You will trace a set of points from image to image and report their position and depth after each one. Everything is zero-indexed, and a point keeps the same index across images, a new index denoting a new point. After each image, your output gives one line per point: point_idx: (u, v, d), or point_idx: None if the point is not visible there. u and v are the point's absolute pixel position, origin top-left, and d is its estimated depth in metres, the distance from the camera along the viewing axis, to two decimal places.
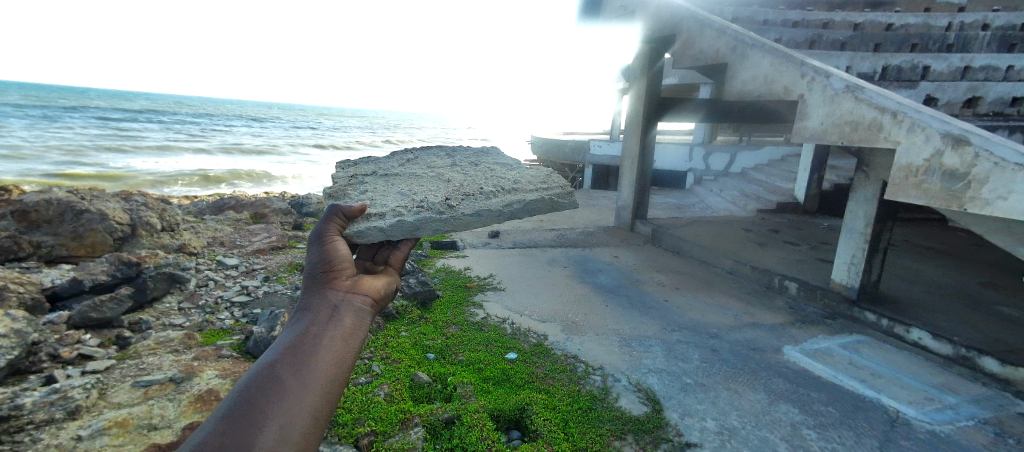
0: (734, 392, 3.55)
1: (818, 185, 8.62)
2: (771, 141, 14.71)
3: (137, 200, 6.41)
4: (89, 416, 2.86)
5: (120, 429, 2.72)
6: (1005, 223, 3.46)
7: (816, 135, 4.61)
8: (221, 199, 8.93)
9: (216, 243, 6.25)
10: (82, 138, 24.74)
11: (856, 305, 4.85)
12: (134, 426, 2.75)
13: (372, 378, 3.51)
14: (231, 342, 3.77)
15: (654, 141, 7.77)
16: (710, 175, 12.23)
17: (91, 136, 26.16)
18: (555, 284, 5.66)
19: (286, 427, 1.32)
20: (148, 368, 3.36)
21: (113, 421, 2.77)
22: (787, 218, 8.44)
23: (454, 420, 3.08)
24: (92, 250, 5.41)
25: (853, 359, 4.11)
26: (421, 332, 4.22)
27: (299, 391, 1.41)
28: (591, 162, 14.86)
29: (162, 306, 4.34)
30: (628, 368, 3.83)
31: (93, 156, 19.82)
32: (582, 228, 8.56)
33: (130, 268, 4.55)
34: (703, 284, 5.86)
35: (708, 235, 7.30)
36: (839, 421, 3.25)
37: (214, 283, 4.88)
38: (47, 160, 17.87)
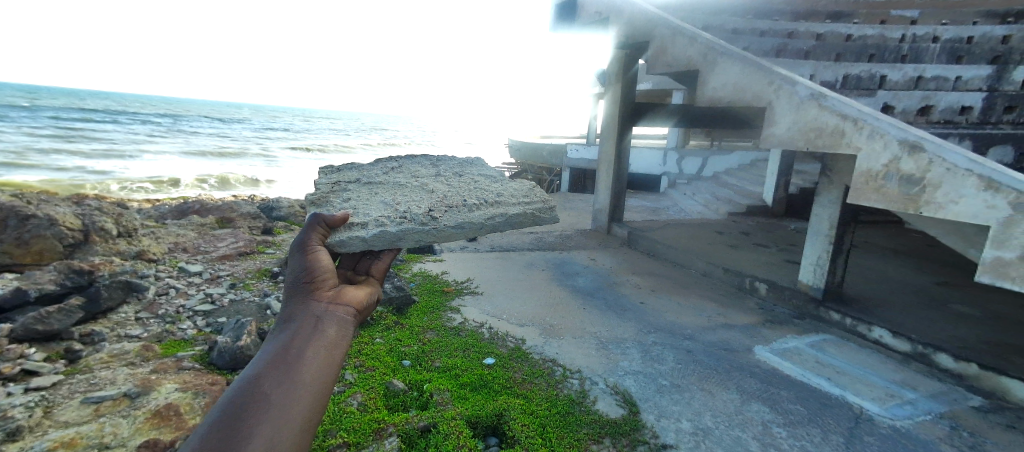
0: (707, 393, 3.60)
1: (785, 189, 8.97)
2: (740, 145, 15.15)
3: (90, 204, 6.05)
4: (32, 436, 2.66)
5: (67, 449, 2.54)
6: (957, 226, 3.63)
7: (782, 141, 4.77)
8: (185, 203, 8.55)
9: (179, 249, 5.96)
10: (30, 138, 23.37)
11: (822, 305, 5.01)
12: (83, 446, 2.58)
13: (345, 387, 3.41)
14: (192, 354, 3.59)
15: (629, 145, 7.88)
16: (682, 178, 12.49)
17: (40, 136, 24.75)
18: (533, 288, 5.63)
19: (280, 429, 1.49)
20: (100, 383, 3.15)
21: (59, 442, 2.58)
22: (757, 221, 8.68)
23: (430, 428, 3.01)
24: (38, 258, 5.05)
25: (820, 357, 4.23)
26: (396, 339, 4.12)
27: (290, 396, 1.59)
28: (567, 166, 14.97)
29: (118, 316, 4.10)
30: (605, 371, 3.83)
31: (42, 157, 18.72)
32: (560, 231, 8.59)
33: (82, 277, 4.31)
34: (678, 286, 5.95)
35: (682, 238, 7.43)
36: (808, 419, 3.33)
37: (175, 291, 4.64)
38: None
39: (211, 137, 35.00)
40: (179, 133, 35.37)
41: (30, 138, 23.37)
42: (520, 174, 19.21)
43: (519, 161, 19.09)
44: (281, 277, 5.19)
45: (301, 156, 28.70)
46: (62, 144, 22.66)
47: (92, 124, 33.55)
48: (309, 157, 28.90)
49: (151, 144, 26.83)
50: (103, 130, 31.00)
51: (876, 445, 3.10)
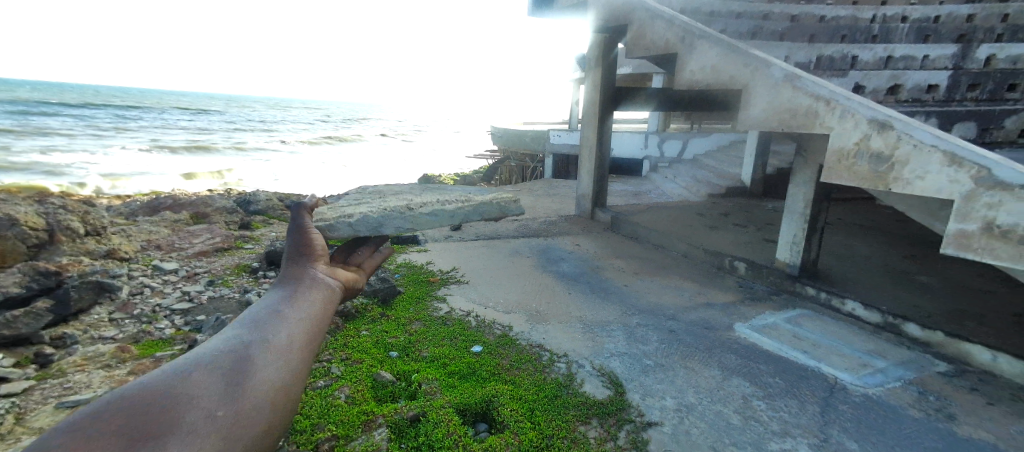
0: (690, 370, 3.69)
1: (762, 170, 9.17)
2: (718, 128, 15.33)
3: (54, 202, 5.75)
4: (5, 444, 2.56)
5: None
6: (923, 200, 3.75)
7: (759, 124, 4.85)
8: (157, 199, 8.27)
9: (153, 246, 5.79)
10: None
11: (798, 281, 5.16)
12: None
13: (331, 380, 3.36)
14: (172, 353, 3.50)
15: (610, 130, 7.88)
16: (662, 162, 12.61)
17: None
18: (518, 275, 5.64)
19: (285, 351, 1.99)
20: (74, 387, 3.06)
21: None
22: (735, 202, 8.85)
23: (420, 417, 3.01)
24: (1, 259, 4.70)
25: (797, 332, 4.36)
26: (383, 331, 4.09)
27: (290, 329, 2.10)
28: (551, 152, 14.95)
29: (91, 318, 3.95)
30: (591, 354, 3.89)
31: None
32: (543, 218, 8.59)
33: (49, 278, 4.14)
34: (659, 269, 6.04)
35: (663, 221, 7.52)
36: (786, 391, 3.45)
37: (151, 290, 4.52)
38: None
39: (182, 130, 33.81)
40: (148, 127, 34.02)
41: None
42: (503, 160, 19.27)
43: (501, 148, 18.96)
44: (262, 273, 5.09)
45: (277, 148, 27.98)
46: (20, 140, 21.54)
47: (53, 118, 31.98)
48: (285, 149, 28.20)
49: (117, 138, 25.72)
50: (64, 124, 29.55)
51: (850, 413, 3.23)
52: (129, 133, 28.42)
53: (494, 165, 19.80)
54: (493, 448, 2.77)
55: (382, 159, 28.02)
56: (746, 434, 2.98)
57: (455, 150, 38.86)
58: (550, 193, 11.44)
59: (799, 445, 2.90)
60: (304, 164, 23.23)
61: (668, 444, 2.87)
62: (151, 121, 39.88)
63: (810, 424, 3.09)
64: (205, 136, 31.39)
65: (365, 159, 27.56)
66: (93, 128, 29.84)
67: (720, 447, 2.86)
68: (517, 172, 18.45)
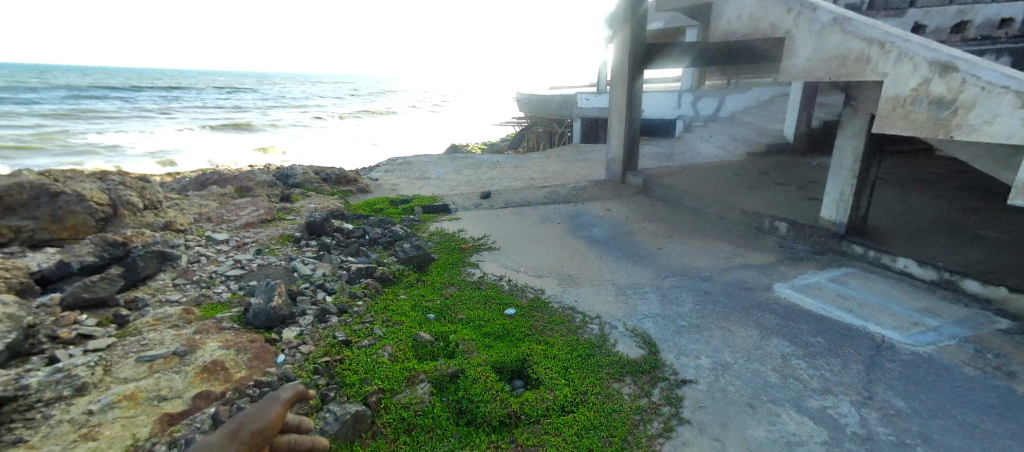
0: (726, 331, 3.69)
1: (807, 123, 8.68)
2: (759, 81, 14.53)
3: (113, 179, 6.11)
4: (97, 391, 2.89)
5: (130, 401, 2.78)
6: (987, 148, 3.50)
7: (803, 74, 4.57)
8: (202, 174, 8.65)
9: (204, 219, 6.13)
10: (40, 115, 23.44)
11: (844, 239, 4.96)
12: (144, 398, 2.81)
13: (375, 340, 3.54)
14: (231, 315, 3.79)
15: (641, 89, 7.61)
16: (698, 121, 12.14)
17: (50, 111, 24.78)
18: (549, 241, 5.69)
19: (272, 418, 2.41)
20: (150, 344, 3.37)
21: (122, 395, 2.81)
22: (776, 159, 8.48)
23: (458, 374, 3.17)
24: (74, 232, 5.05)
25: (841, 291, 4.25)
26: (420, 295, 4.25)
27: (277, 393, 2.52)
28: (578, 115, 14.57)
29: (157, 283, 4.29)
30: (624, 315, 3.94)
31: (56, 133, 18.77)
32: (572, 184, 8.47)
33: (117, 248, 4.45)
34: (694, 231, 5.92)
35: (698, 183, 7.32)
36: (828, 350, 3.41)
37: (206, 259, 4.83)
38: (8, 140, 16.93)
39: (220, 106, 34.77)
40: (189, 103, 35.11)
41: (43, 114, 23.34)
42: (529, 127, 18.73)
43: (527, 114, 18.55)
44: (305, 243, 5.33)
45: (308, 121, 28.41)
46: (74, 119, 22.65)
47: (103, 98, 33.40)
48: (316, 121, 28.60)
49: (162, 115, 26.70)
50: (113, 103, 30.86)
51: (897, 371, 3.18)
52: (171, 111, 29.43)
53: (521, 132, 19.48)
54: (530, 403, 2.90)
55: (410, 129, 28.02)
56: (785, 391, 2.99)
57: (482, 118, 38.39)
58: (579, 159, 11.23)
59: (841, 403, 2.90)
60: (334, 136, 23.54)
61: (703, 400, 2.93)
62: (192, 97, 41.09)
63: (853, 383, 3.07)
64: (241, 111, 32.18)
65: (393, 129, 27.66)
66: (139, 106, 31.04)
67: (757, 404, 2.89)
68: (545, 137, 18.10)
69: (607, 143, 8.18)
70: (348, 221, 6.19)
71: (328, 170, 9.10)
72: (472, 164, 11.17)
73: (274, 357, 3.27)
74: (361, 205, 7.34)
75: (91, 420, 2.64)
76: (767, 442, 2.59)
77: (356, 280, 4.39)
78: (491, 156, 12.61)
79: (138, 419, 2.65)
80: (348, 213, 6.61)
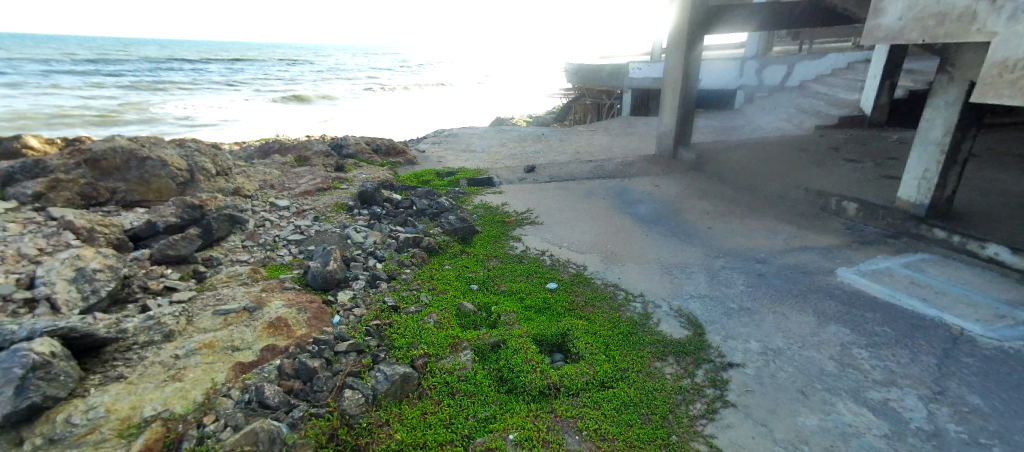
0: (780, 315, 3.52)
1: (889, 93, 7.85)
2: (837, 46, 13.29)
3: (190, 146, 6.58)
4: (183, 338, 3.18)
5: (209, 349, 3.06)
6: None
7: (891, 35, 4.11)
8: (265, 143, 9.14)
9: (267, 186, 6.53)
10: (126, 81, 25.30)
11: (924, 222, 4.52)
12: (220, 347, 3.09)
13: (421, 307, 3.70)
14: (292, 276, 4.08)
15: (699, 58, 7.16)
16: (764, 91, 11.32)
17: (135, 77, 26.69)
18: (593, 217, 5.60)
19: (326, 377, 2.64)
20: (224, 299, 3.69)
21: (202, 343, 3.10)
22: (851, 133, 7.79)
23: (500, 344, 3.26)
24: (159, 195, 5.55)
25: (915, 278, 3.91)
26: (463, 266, 4.36)
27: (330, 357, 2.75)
28: (629, 87, 13.93)
29: (228, 244, 4.66)
30: (670, 295, 3.85)
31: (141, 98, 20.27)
32: (620, 159, 8.18)
33: (195, 211, 4.81)
34: (751, 210, 5.60)
35: (759, 159, 6.88)
36: (894, 341, 3.18)
37: (270, 223, 5.18)
38: (101, 104, 18.45)
39: (282, 75, 36.04)
40: (255, 71, 36.60)
41: (129, 80, 25.13)
42: (576, 99, 17.52)
43: (573, 87, 17.42)
44: (357, 212, 5.57)
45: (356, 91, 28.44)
46: (155, 84, 24.25)
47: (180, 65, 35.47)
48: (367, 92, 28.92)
49: (230, 83, 28.04)
50: (189, 71, 32.74)
51: (976, 366, 2.93)
52: (239, 78, 30.89)
53: (566, 105, 18.21)
54: (570, 376, 2.93)
55: (458, 102, 27.75)
56: (843, 381, 2.84)
57: (531, 91, 37.43)
58: (628, 133, 10.82)
59: (906, 396, 2.73)
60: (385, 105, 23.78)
61: (751, 385, 2.84)
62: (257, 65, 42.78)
63: (922, 376, 2.87)
64: (301, 80, 33.20)
65: (441, 102, 27.50)
66: (212, 73, 32.76)
67: (810, 392, 2.77)
68: (593, 109, 16.96)
69: (659, 115, 7.80)
70: (397, 192, 6.38)
71: (378, 141, 9.35)
72: (518, 137, 11.07)
73: (330, 318, 3.51)
74: (409, 176, 7.52)
75: (178, 363, 2.92)
76: (819, 430, 2.49)
77: (403, 249, 4.56)
78: (536, 129, 12.40)
79: (217, 365, 2.92)
80: (397, 183, 6.80)
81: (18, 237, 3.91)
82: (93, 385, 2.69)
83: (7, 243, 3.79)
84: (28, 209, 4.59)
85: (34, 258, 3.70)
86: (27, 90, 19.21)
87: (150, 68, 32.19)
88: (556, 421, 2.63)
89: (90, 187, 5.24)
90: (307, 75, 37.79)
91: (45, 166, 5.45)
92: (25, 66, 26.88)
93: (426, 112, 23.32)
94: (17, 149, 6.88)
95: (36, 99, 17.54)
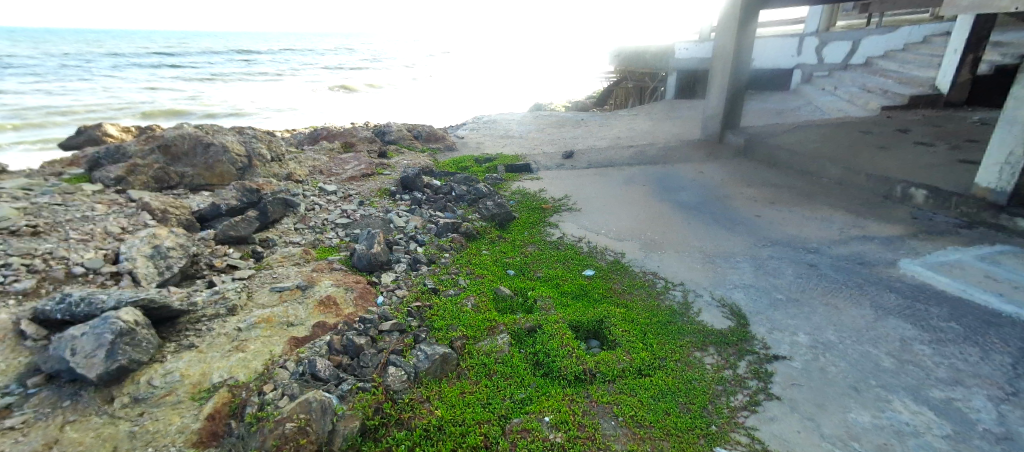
0: (832, 307, 3.35)
1: (971, 69, 7.11)
2: (909, 18, 12.22)
3: (247, 133, 6.96)
4: (245, 313, 3.44)
5: (267, 323, 3.30)
6: None
7: (977, 3, 3.68)
8: (314, 130, 9.53)
9: (317, 172, 6.83)
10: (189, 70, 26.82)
11: (1004, 211, 4.15)
12: (277, 322, 3.32)
13: (460, 290, 3.81)
14: (340, 258, 4.31)
15: (752, 35, 6.89)
16: (823, 69, 10.60)
17: (197, 67, 28.25)
18: (632, 204, 5.51)
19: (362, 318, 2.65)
20: (279, 277, 3.95)
21: (261, 318, 3.35)
22: (924, 114, 7.17)
23: (536, 329, 3.31)
24: (222, 179, 5.94)
25: (991, 271, 3.59)
26: (501, 251, 4.43)
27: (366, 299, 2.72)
28: (675, 69, 13.41)
29: (283, 226, 4.95)
30: (711, 284, 3.76)
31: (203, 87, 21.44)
32: (664, 142, 7.96)
33: (252, 194, 5.16)
34: (805, 197, 5.32)
35: (817, 141, 6.47)
36: (962, 338, 2.96)
37: (319, 208, 5.44)
38: (168, 92, 19.67)
39: (331, 63, 36.98)
40: (306, 60, 37.70)
41: (193, 71, 26.67)
42: (619, 82, 16.58)
43: (617, 68, 16.55)
44: (399, 197, 5.75)
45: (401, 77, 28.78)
46: (214, 75, 25.54)
47: (236, 56, 37.04)
48: (409, 78, 29.09)
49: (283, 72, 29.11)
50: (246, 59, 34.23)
51: None
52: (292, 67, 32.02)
53: (608, 89, 17.18)
54: (606, 363, 2.94)
55: (498, 88, 27.41)
56: (901, 378, 2.69)
57: (574, 76, 36.47)
58: (672, 116, 10.44)
59: (973, 396, 2.55)
60: (426, 91, 23.93)
61: (797, 378, 2.75)
62: (307, 54, 44.00)
63: (993, 376, 2.67)
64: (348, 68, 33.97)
65: (479, 89, 27.32)
66: (266, 62, 34.02)
67: (863, 388, 2.64)
68: (635, 93, 16.09)
69: (707, 97, 7.52)
70: (437, 178, 6.50)
71: (419, 127, 9.55)
72: (558, 122, 10.95)
73: (375, 298, 3.69)
74: (448, 162, 7.63)
75: (241, 335, 3.17)
76: (872, 428, 2.39)
77: (443, 233, 4.68)
78: (577, 114, 12.19)
79: (274, 339, 3.15)
80: (437, 170, 6.94)
81: (104, 217, 4.31)
82: (170, 352, 2.97)
83: (95, 222, 4.20)
84: (112, 192, 5.08)
85: (118, 236, 4.10)
86: (103, 83, 20.74)
87: (210, 59, 33.92)
88: (592, 406, 2.66)
89: (162, 172, 5.68)
90: (354, 62, 38.54)
91: (125, 152, 5.99)
92: (101, 61, 29.00)
93: (469, 96, 23.49)
94: (100, 137, 7.58)
95: (112, 91, 18.95)
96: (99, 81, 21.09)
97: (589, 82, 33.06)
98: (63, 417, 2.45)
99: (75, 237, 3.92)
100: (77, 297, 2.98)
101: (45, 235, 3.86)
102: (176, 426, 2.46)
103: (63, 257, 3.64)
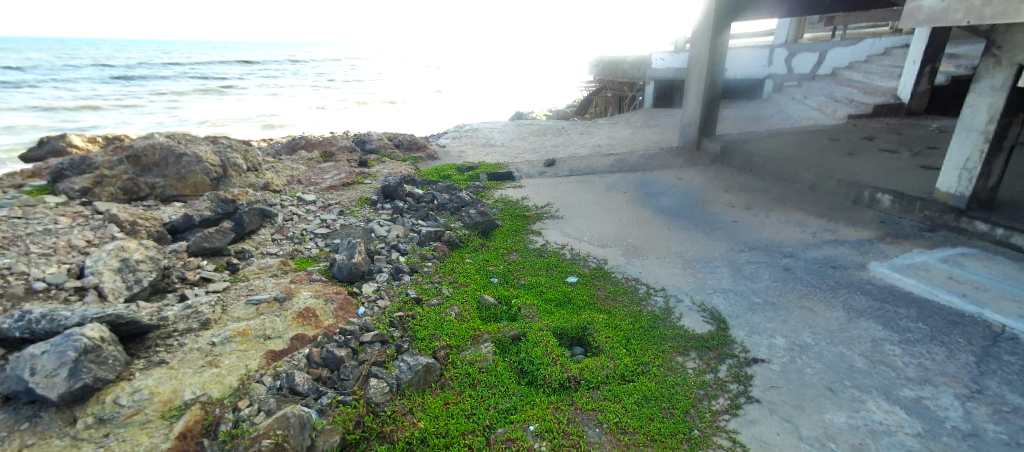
0: (807, 310, 3.44)
1: (930, 79, 7.47)
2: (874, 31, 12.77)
3: (223, 142, 6.79)
4: (219, 326, 3.33)
5: (243, 337, 3.19)
6: None
7: (936, 17, 3.86)
8: (292, 140, 9.34)
9: (295, 181, 6.71)
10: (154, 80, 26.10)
11: (964, 215, 4.35)
12: (253, 335, 3.22)
13: (443, 299, 3.78)
14: (319, 268, 4.22)
15: (726, 44, 7.09)
16: (793, 79, 11.01)
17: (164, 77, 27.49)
18: (614, 210, 5.58)
19: None
20: (256, 289, 3.83)
21: (236, 331, 3.24)
22: (887, 122, 7.48)
23: (520, 336, 3.29)
24: (196, 190, 5.74)
25: (954, 273, 3.74)
26: (484, 259, 4.42)
27: None
28: (653, 78, 13.66)
29: (259, 237, 4.81)
30: (692, 289, 3.82)
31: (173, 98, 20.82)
32: (643, 150, 8.09)
33: (228, 205, 5.01)
34: (779, 203, 5.47)
35: (789, 149, 6.68)
36: (929, 337, 3.07)
37: (298, 217, 5.33)
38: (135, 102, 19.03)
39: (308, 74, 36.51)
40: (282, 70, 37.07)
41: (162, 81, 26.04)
42: (598, 91, 16.91)
43: (596, 79, 16.84)
44: (380, 205, 5.71)
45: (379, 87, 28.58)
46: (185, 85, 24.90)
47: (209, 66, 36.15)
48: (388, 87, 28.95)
49: (260, 82, 28.52)
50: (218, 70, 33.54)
51: (1017, 365, 2.81)
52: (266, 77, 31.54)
53: (587, 97, 17.34)
54: (589, 369, 2.94)
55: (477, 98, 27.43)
56: (873, 378, 2.77)
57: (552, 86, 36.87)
58: (650, 125, 10.65)
59: (941, 394, 2.64)
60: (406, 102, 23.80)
61: (775, 380, 2.80)
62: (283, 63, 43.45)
63: (959, 374, 2.77)
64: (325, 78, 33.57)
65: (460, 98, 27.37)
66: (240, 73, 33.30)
67: (839, 388, 2.70)
68: (614, 102, 16.31)
69: (683, 105, 7.70)
70: (419, 187, 6.46)
71: (400, 136, 9.49)
72: (539, 131, 11.01)
73: (356, 309, 3.62)
74: (431, 171, 7.62)
75: (214, 351, 3.06)
76: (848, 428, 2.44)
77: (425, 242, 4.64)
78: (558, 123, 12.33)
79: (250, 353, 3.06)
80: (418, 178, 6.89)
81: (68, 230, 4.15)
82: (138, 369, 2.84)
83: (58, 235, 4.03)
84: (77, 204, 4.88)
85: (82, 250, 3.93)
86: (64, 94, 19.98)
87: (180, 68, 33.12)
88: (576, 413, 2.65)
89: (131, 183, 5.48)
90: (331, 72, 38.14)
91: (91, 163, 5.78)
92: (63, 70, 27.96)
93: (450, 107, 23.47)
94: (65, 148, 7.31)
95: (77, 102, 18.29)
96: (63, 94, 20.27)
97: (568, 91, 33.44)
98: (21, 441, 2.32)
99: (36, 252, 3.74)
100: (37, 314, 2.84)
101: (4, 250, 3.67)
102: (144, 446, 2.35)
103: (23, 272, 3.48)
